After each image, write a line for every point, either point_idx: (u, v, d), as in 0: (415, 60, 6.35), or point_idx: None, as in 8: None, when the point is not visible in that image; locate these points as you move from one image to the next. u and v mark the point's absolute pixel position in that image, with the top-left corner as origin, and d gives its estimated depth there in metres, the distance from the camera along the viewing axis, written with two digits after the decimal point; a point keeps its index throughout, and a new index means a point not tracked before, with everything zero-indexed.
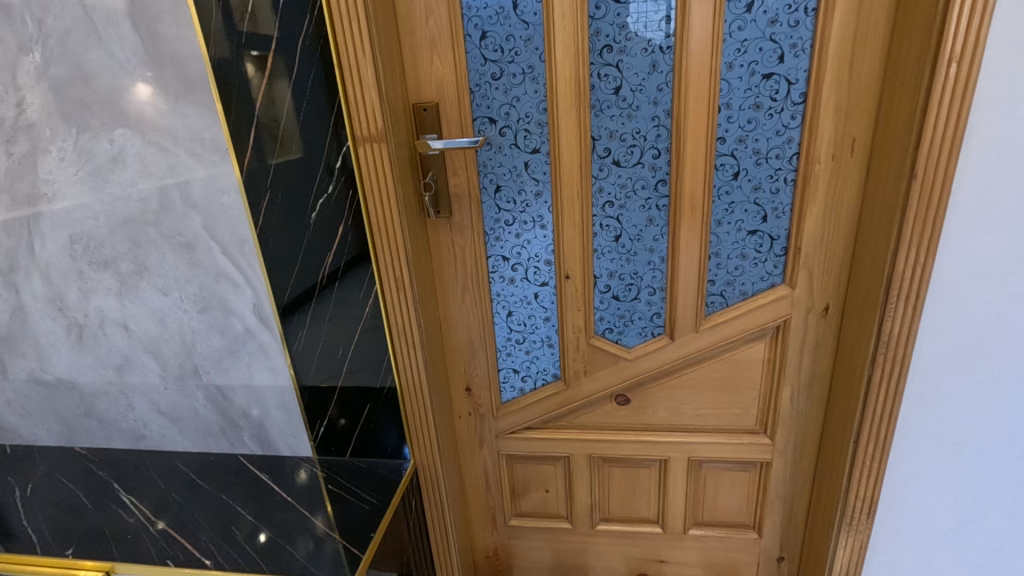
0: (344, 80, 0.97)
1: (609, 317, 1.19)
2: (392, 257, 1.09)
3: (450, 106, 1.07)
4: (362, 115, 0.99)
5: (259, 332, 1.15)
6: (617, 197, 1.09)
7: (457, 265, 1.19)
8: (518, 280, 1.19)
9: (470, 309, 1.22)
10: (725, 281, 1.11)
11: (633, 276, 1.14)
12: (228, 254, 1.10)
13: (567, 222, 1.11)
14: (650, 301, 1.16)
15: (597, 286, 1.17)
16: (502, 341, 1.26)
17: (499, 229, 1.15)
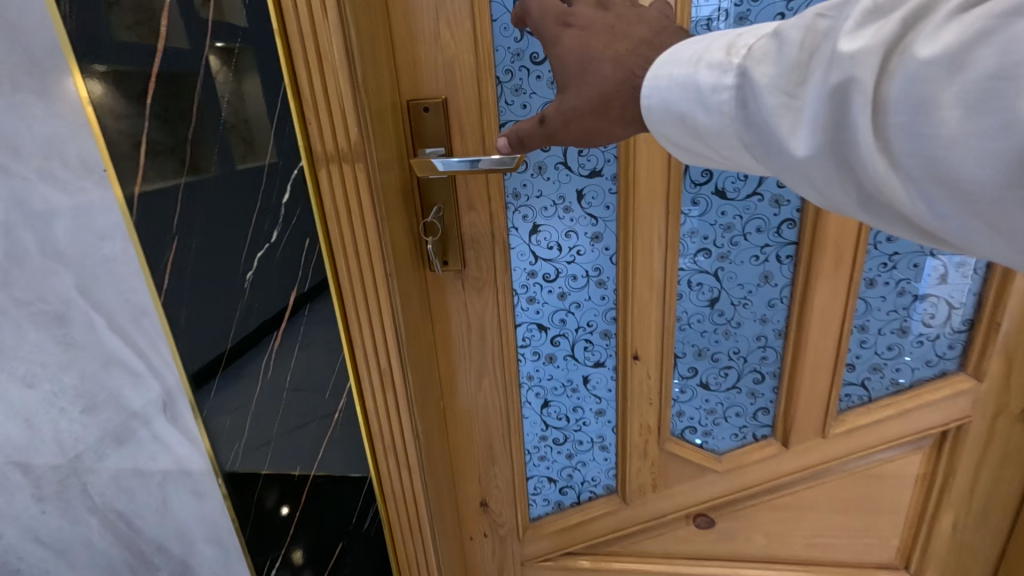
0: (293, 61, 0.57)
1: (691, 412, 0.82)
2: (376, 344, 0.69)
3: (465, 105, 0.68)
4: (325, 120, 0.59)
5: (177, 443, 0.79)
6: (717, 244, 0.72)
7: (468, 338, 0.81)
8: (560, 359, 0.82)
9: (486, 398, 0.85)
10: (871, 366, 0.76)
11: (733, 357, 0.78)
12: (121, 332, 0.72)
13: (639, 280, 0.74)
14: (753, 392, 0.80)
15: (678, 369, 0.80)
16: (533, 440, 0.89)
17: (533, 287, 0.78)
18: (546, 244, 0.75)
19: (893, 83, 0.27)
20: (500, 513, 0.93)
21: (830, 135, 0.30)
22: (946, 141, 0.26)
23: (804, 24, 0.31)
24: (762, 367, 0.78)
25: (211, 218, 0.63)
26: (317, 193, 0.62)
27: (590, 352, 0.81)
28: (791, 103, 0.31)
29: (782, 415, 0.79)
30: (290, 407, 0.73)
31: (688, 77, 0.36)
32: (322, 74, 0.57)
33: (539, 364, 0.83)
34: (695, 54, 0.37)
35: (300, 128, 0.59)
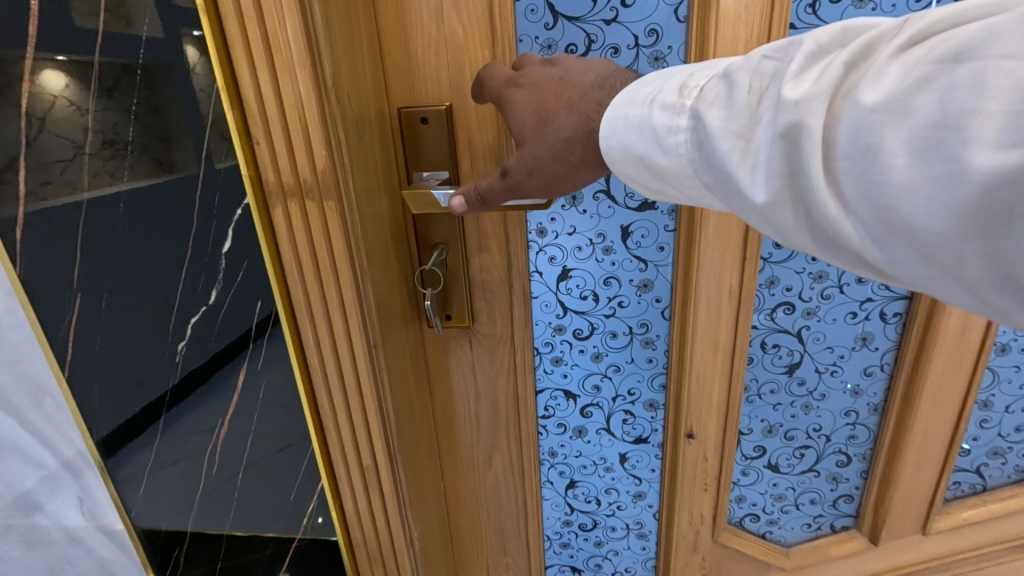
0: (232, 51, 0.39)
1: (755, 498, 0.66)
2: (357, 433, 0.51)
3: (476, 115, 0.51)
4: (280, 136, 0.40)
5: (98, 547, 0.62)
6: (803, 298, 0.55)
7: (474, 406, 0.64)
8: (592, 433, 0.65)
9: (498, 476, 0.68)
10: (991, 450, 0.63)
11: (812, 434, 0.62)
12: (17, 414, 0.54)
13: (700, 341, 0.57)
14: (834, 476, 0.64)
15: (740, 449, 0.64)
16: (553, 526, 0.72)
17: (561, 347, 0.61)
18: (578, 293, 0.58)
19: (840, 126, 0.25)
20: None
21: (784, 177, 0.28)
22: (897, 187, 0.24)
23: (750, 66, 0.29)
24: (848, 447, 0.62)
25: (126, 267, 0.44)
26: (270, 237, 0.44)
27: (629, 426, 0.64)
28: (740, 144, 0.29)
29: (872, 507, 0.64)
30: (244, 507, 0.55)
31: (643, 118, 0.34)
32: (274, 70, 0.39)
33: (564, 438, 0.66)
34: (649, 95, 0.34)
35: (245, 148, 0.41)
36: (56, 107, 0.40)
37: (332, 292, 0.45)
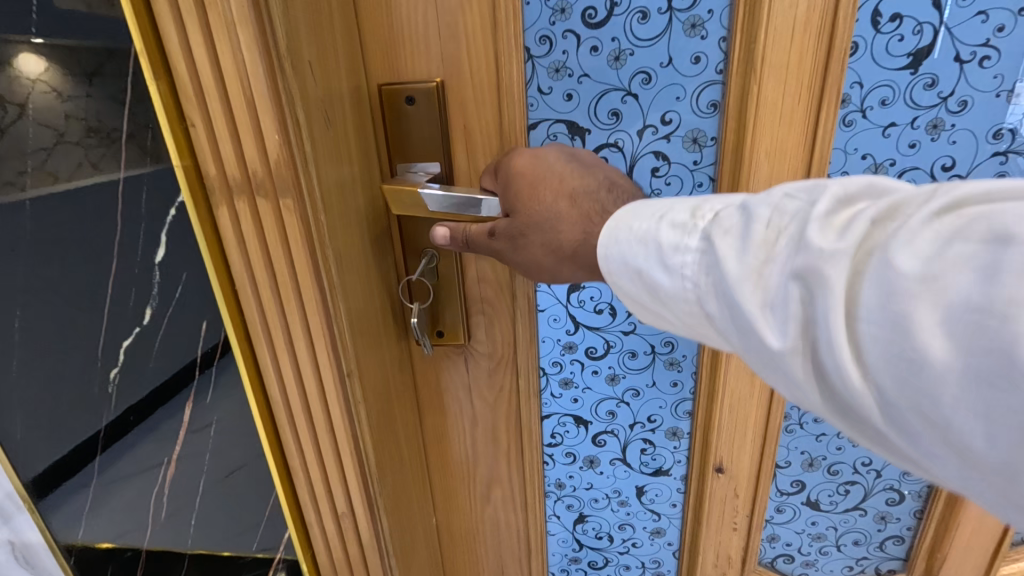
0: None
1: (790, 536, 0.58)
2: (330, 477, 0.43)
3: (472, 94, 0.42)
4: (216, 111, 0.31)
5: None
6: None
7: (468, 431, 0.56)
8: (605, 463, 0.57)
9: (496, 507, 0.60)
10: None
11: (861, 469, 0.54)
12: None
13: (736, 363, 0.49)
14: (884, 515, 0.56)
15: (776, 484, 0.56)
16: (557, 562, 0.64)
17: (570, 366, 0.52)
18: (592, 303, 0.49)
19: (867, 289, 0.22)
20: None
21: (803, 330, 0.24)
22: (932, 378, 0.20)
23: (770, 202, 0.26)
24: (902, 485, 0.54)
25: (53, 269, 0.37)
26: (215, 245, 0.35)
27: (649, 458, 0.56)
28: (755, 285, 0.26)
29: (924, 549, 0.56)
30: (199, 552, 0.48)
31: (649, 232, 0.31)
32: (209, 32, 0.30)
33: (573, 469, 0.58)
34: (656, 213, 0.31)
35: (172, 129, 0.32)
36: (32, 96, 0.34)
37: (297, 312, 0.36)
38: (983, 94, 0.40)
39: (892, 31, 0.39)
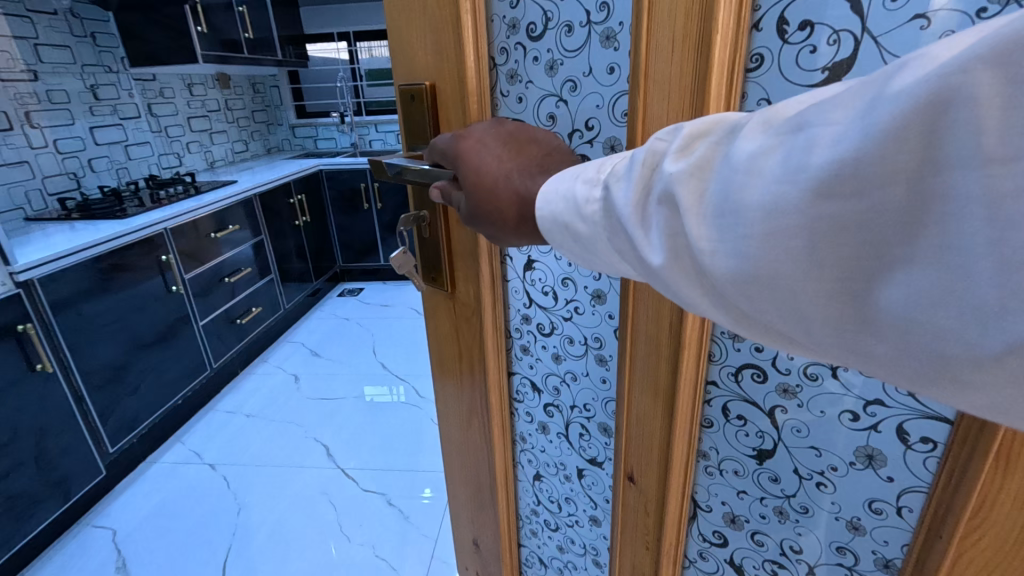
0: None
1: (710, 573, 0.88)
2: None
3: (450, 100, 0.69)
4: None
5: None
6: (758, 406, 0.70)
7: (462, 394, 0.94)
8: (555, 432, 0.91)
9: (480, 452, 0.97)
10: None
11: (774, 541, 0.79)
12: None
13: (642, 393, 0.74)
14: (827, 500, 0.71)
15: (699, 522, 0.85)
16: (532, 502, 1.03)
17: (530, 341, 0.86)
18: (542, 298, 0.81)
19: (712, 196, 0.36)
20: (491, 559, 1.10)
21: (671, 233, 0.39)
22: (760, 232, 0.33)
23: (650, 148, 0.41)
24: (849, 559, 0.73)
25: None
26: None
27: (585, 443, 0.89)
28: (643, 209, 0.41)
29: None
30: None
31: (567, 191, 0.47)
32: None
33: (546, 443, 0.94)
34: (572, 174, 0.48)
35: None
36: None
37: None
38: None
39: (802, 43, 0.54)
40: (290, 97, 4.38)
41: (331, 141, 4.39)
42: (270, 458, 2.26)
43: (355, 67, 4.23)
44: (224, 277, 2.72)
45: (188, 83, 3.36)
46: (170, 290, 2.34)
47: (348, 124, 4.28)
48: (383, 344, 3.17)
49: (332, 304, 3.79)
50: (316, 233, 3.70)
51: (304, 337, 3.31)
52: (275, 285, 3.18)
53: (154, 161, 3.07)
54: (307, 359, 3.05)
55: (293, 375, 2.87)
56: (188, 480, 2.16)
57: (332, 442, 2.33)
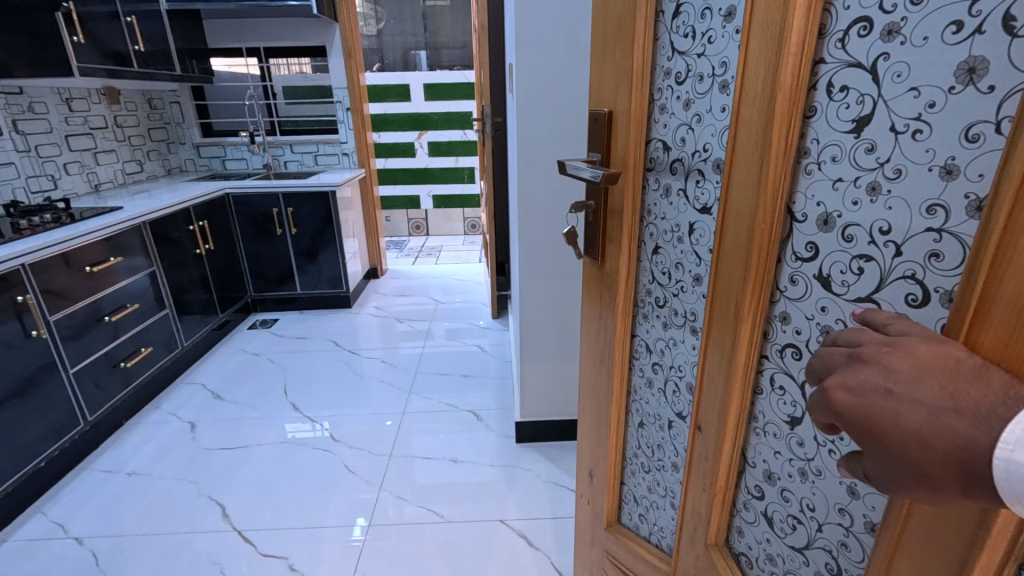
0: None
1: (754, 545, 0.68)
2: None
3: (620, 117, 0.78)
4: None
5: None
6: (794, 379, 0.57)
7: (598, 343, 0.95)
8: (658, 388, 0.85)
9: (601, 404, 0.97)
10: None
11: (803, 510, 0.59)
12: None
13: (720, 323, 0.63)
14: (834, 466, 0.54)
15: (745, 479, 0.67)
16: (632, 453, 0.96)
17: (649, 307, 0.84)
18: (661, 271, 0.79)
19: None
20: (596, 504, 1.05)
21: None
22: None
23: None
24: (853, 525, 0.53)
25: None
26: None
27: (673, 398, 0.81)
28: None
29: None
30: None
31: None
32: None
33: (647, 395, 0.88)
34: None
35: None
36: None
37: None
38: (918, 166, 0.42)
39: (841, 100, 0.47)
40: (194, 115, 3.92)
41: (242, 162, 4.01)
42: (155, 526, 1.79)
43: (267, 85, 3.90)
44: (104, 316, 2.25)
45: (66, 97, 2.87)
46: (29, 335, 1.87)
47: (258, 143, 3.94)
48: (298, 381, 2.74)
49: (240, 339, 3.30)
50: (223, 263, 3.26)
51: (205, 377, 2.82)
52: (171, 320, 2.72)
53: (21, 185, 2.58)
54: (202, 406, 2.54)
55: (189, 424, 2.39)
56: (46, 560, 1.67)
57: (231, 500, 1.90)
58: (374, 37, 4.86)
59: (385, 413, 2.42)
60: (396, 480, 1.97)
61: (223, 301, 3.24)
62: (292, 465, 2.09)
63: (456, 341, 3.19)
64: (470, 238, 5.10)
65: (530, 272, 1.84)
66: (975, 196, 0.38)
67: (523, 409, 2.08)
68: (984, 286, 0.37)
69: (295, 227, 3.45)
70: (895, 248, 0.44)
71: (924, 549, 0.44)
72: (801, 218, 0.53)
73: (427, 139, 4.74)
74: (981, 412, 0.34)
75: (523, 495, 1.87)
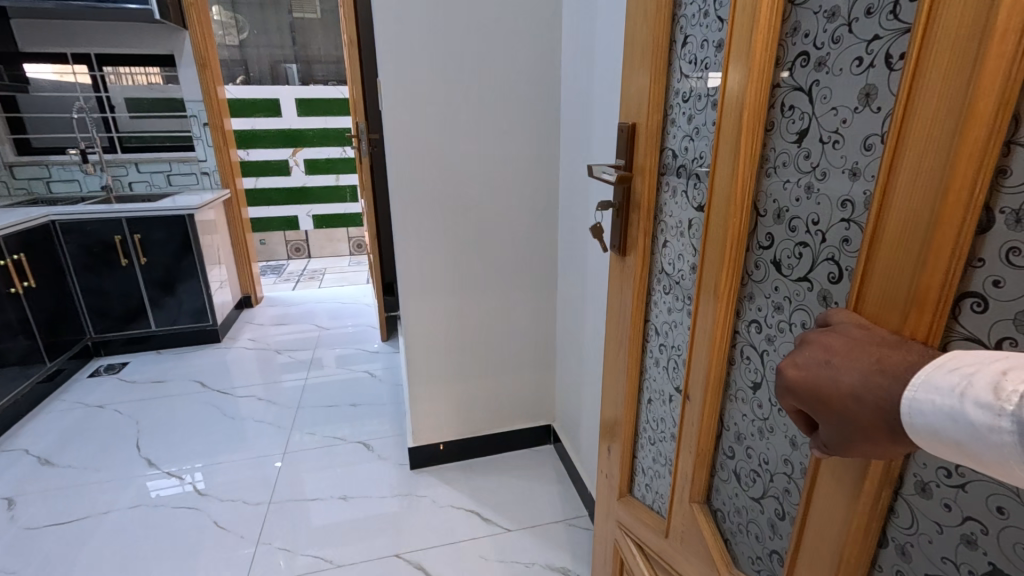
0: None
1: (728, 502, 0.75)
2: None
3: (641, 128, 0.85)
4: None
5: None
6: (757, 349, 0.65)
7: (616, 328, 1.00)
8: (662, 367, 0.91)
9: (617, 385, 1.03)
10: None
11: (760, 464, 0.67)
12: None
13: (705, 304, 0.71)
14: (782, 420, 0.63)
15: (722, 442, 0.75)
16: (643, 428, 1.00)
17: (658, 294, 0.89)
18: (668, 262, 0.85)
19: None
20: (610, 476, 1.09)
21: None
22: None
23: None
24: (793, 473, 0.62)
25: None
26: None
27: (673, 373, 0.87)
28: None
29: (795, 542, 0.61)
30: None
31: (955, 410, 0.36)
32: None
33: (655, 373, 0.93)
34: (955, 384, 0.36)
35: None
36: None
37: None
38: (836, 170, 0.52)
39: (789, 118, 0.57)
40: (3, 129, 3.17)
41: (72, 184, 3.34)
42: None
43: (101, 96, 3.30)
44: None
45: None
46: None
47: (93, 162, 3.34)
48: (158, 432, 2.39)
49: (79, 388, 2.79)
50: (50, 303, 2.75)
51: (29, 441, 2.32)
52: None
53: None
54: (21, 476, 2.08)
55: (6, 499, 1.95)
56: None
57: None
58: (236, 48, 4.52)
59: (266, 457, 2.19)
60: (277, 529, 1.79)
61: (50, 347, 2.72)
62: (149, 530, 1.79)
63: (344, 368, 3.03)
64: (356, 259, 4.91)
65: (412, 291, 1.81)
66: (868, 192, 0.48)
67: (416, 433, 2.03)
68: (865, 265, 0.49)
69: (145, 256, 3.03)
70: (822, 236, 0.54)
71: (829, 482, 0.54)
72: (764, 213, 0.62)
73: (303, 157, 4.48)
74: (898, 369, 0.42)
75: (423, 524, 1.79)
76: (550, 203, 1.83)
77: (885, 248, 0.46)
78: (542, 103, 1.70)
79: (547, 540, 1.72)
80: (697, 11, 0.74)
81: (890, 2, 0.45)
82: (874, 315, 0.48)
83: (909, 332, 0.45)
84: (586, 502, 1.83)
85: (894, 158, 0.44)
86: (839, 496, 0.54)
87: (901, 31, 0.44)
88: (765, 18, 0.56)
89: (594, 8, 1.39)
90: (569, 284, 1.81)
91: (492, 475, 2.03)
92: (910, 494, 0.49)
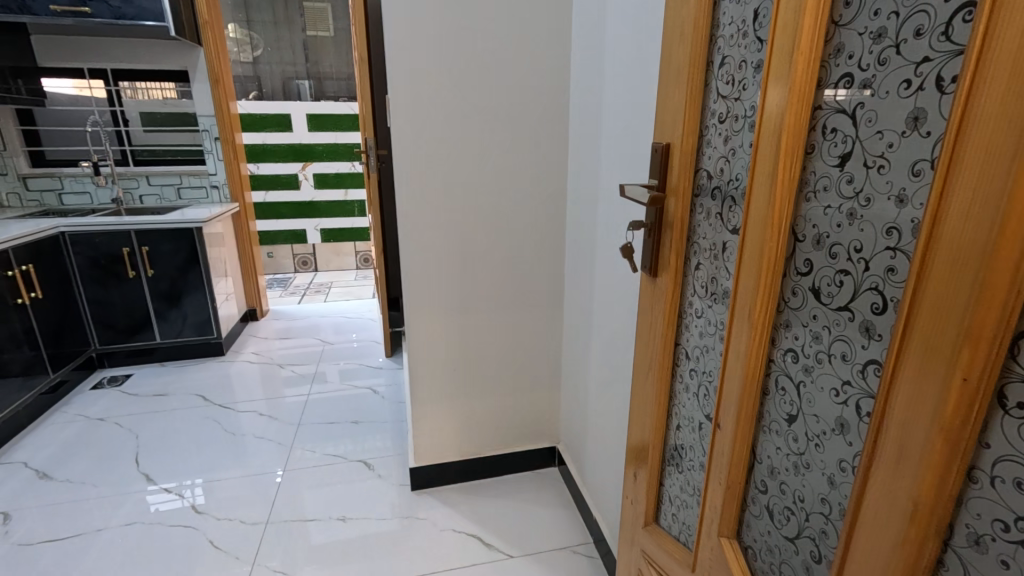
0: None
1: (762, 538, 0.72)
2: None
3: (675, 149, 0.83)
4: None
5: None
6: (793, 379, 0.63)
7: (646, 350, 0.98)
8: (692, 393, 0.88)
9: (644, 409, 1.00)
10: None
11: (795, 501, 0.65)
12: None
13: (740, 330, 0.69)
14: (821, 456, 0.60)
15: (753, 475, 0.72)
16: (671, 454, 0.98)
17: (691, 316, 0.87)
18: (700, 284, 0.84)
19: None
20: (634, 501, 1.06)
21: None
22: None
23: None
24: (830, 513, 0.59)
25: None
26: None
27: (703, 400, 0.85)
28: None
29: None
30: None
31: None
32: None
33: (683, 400, 0.91)
34: None
35: None
36: None
37: None
38: (881, 198, 0.50)
39: (831, 140, 0.55)
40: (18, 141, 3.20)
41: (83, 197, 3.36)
42: None
43: (116, 110, 3.34)
44: None
45: None
46: None
47: (105, 174, 3.35)
48: (158, 446, 2.36)
49: (81, 400, 2.77)
50: (56, 314, 2.74)
51: (27, 453, 2.29)
52: None
53: None
54: (17, 490, 2.05)
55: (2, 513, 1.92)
56: None
57: None
58: (250, 64, 4.59)
59: (265, 473, 2.16)
60: (274, 550, 1.74)
61: (53, 357, 2.70)
62: (144, 548, 1.76)
63: (347, 384, 3.01)
64: (362, 274, 4.92)
65: (417, 307, 1.80)
66: (916, 219, 0.46)
67: (417, 452, 2.00)
68: (910, 298, 0.46)
69: (151, 268, 3.03)
70: (866, 264, 0.52)
71: (873, 531, 0.51)
72: (802, 239, 0.60)
73: (312, 171, 4.51)
74: None
75: (422, 549, 1.74)
76: (557, 219, 1.81)
77: (935, 283, 0.44)
78: (550, 119, 1.69)
79: (550, 567, 1.67)
80: (733, 31, 0.73)
81: (942, 23, 0.43)
82: (921, 354, 0.45)
83: (961, 373, 0.42)
84: (591, 527, 1.78)
85: (945, 190, 0.42)
86: (882, 542, 0.50)
87: (954, 54, 0.43)
88: (808, 39, 0.54)
89: (605, 24, 1.38)
90: (575, 301, 1.79)
91: (495, 498, 1.99)
92: (962, 545, 0.45)
